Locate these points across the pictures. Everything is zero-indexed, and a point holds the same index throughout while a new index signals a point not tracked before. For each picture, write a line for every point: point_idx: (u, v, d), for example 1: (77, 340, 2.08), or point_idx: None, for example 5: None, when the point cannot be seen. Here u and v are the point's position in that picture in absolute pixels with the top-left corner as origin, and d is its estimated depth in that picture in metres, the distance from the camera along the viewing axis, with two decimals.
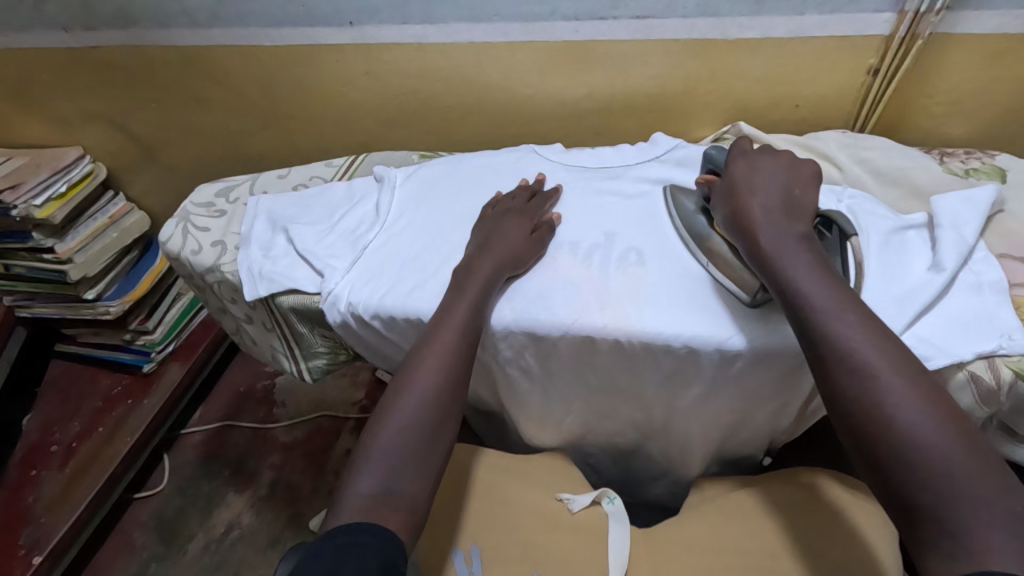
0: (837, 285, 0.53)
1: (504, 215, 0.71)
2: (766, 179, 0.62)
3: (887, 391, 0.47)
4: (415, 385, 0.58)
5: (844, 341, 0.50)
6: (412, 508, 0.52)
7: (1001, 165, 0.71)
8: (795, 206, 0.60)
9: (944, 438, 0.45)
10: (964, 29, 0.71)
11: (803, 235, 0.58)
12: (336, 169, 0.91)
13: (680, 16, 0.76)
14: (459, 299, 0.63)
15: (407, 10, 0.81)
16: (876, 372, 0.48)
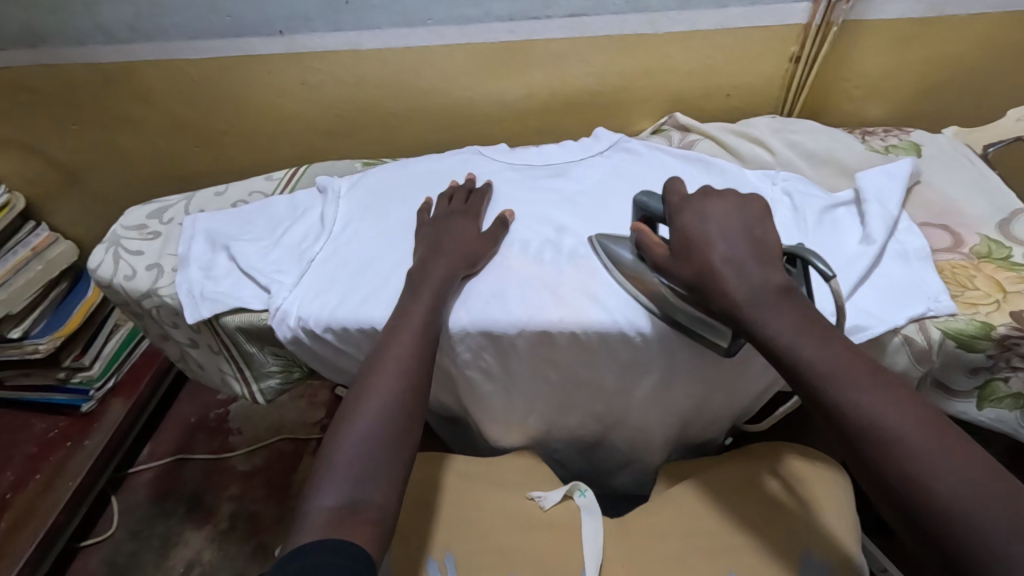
0: (849, 351, 0.48)
1: (451, 216, 0.71)
2: (722, 224, 0.55)
3: (921, 462, 0.42)
4: (374, 392, 0.57)
5: (869, 418, 0.45)
6: (379, 517, 0.51)
7: (916, 141, 0.75)
8: (762, 246, 0.55)
9: (1002, 517, 0.39)
10: (873, 15, 0.75)
11: (790, 296, 0.51)
12: (277, 183, 0.89)
13: (612, 13, 0.77)
14: (412, 300, 0.62)
15: (339, 16, 0.80)
16: (905, 442, 0.43)
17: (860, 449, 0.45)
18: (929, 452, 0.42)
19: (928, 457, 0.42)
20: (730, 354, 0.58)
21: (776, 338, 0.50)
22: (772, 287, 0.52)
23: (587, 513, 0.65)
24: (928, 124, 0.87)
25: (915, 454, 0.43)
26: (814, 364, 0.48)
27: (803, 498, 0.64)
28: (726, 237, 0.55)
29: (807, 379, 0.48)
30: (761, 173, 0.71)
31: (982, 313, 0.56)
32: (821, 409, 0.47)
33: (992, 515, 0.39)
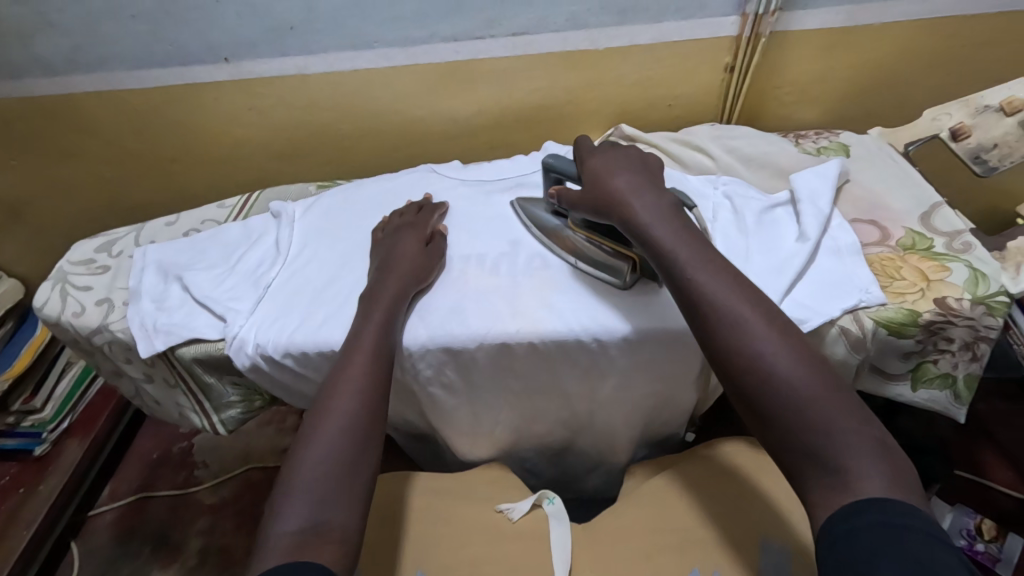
0: (722, 262, 0.56)
1: (403, 232, 0.72)
2: (626, 167, 0.63)
3: (764, 346, 0.50)
4: (333, 412, 0.57)
5: (725, 310, 0.52)
6: (343, 536, 0.51)
7: (845, 142, 0.80)
8: (659, 181, 0.63)
9: (817, 393, 0.48)
10: (797, 26, 0.80)
11: (677, 212, 0.60)
12: (230, 210, 0.88)
13: (553, 31, 0.80)
14: (368, 318, 0.63)
15: (284, 42, 0.80)
16: (753, 331, 0.51)
17: (717, 337, 0.52)
18: (768, 342, 0.50)
19: (759, 336, 0.51)
20: (626, 287, 0.65)
21: (664, 249, 0.57)
22: (665, 212, 0.59)
23: (555, 519, 0.67)
24: (858, 124, 0.92)
25: (759, 342, 0.50)
26: (687, 266, 0.55)
27: (760, 488, 0.66)
28: (628, 173, 0.63)
29: (681, 279, 0.55)
30: (703, 178, 0.74)
31: (909, 302, 0.60)
32: (687, 303, 0.55)
33: (806, 391, 0.48)
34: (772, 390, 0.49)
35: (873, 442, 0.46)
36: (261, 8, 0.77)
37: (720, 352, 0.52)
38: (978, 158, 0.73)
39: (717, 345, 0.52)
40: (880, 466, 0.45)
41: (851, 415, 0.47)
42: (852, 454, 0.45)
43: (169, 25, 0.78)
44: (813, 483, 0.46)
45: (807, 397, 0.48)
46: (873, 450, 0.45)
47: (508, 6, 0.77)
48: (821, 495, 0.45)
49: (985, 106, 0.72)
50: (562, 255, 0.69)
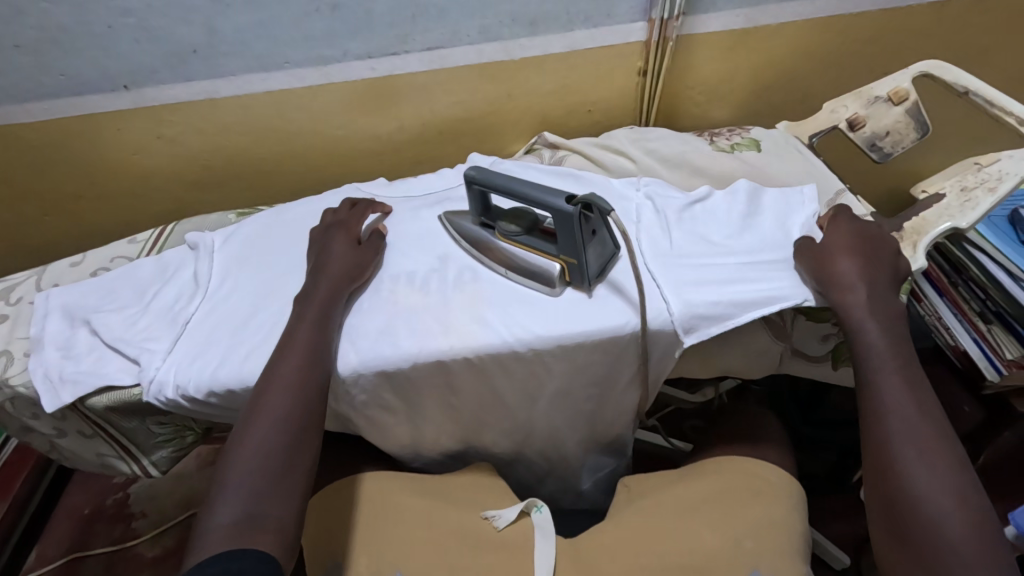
0: (918, 383, 0.56)
1: (334, 231, 0.73)
2: (855, 248, 0.62)
3: (935, 482, 0.51)
4: (270, 401, 0.58)
5: (904, 429, 0.54)
6: (280, 526, 0.53)
7: (754, 137, 0.83)
8: (885, 282, 0.61)
9: (979, 551, 0.48)
10: (702, 29, 0.83)
11: (885, 316, 0.59)
12: (142, 245, 0.83)
13: (467, 44, 0.80)
14: (302, 314, 0.64)
15: (188, 66, 0.77)
16: (930, 463, 0.52)
17: (889, 452, 0.54)
18: (944, 478, 0.51)
19: (937, 466, 0.52)
20: (557, 294, 0.66)
21: (866, 352, 0.58)
22: (885, 318, 0.59)
23: (541, 530, 0.63)
24: (768, 120, 0.96)
25: (930, 472, 0.52)
26: (876, 373, 0.57)
27: (747, 516, 0.63)
28: (865, 264, 0.61)
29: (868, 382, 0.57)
30: (625, 181, 0.76)
31: None
32: (870, 407, 0.56)
33: (969, 544, 0.49)
34: (930, 520, 0.50)
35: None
36: (159, 32, 0.73)
37: (887, 468, 0.54)
38: (874, 145, 0.77)
39: (889, 458, 0.54)
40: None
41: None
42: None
43: (57, 54, 0.74)
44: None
45: (966, 546, 0.48)
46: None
47: (420, 21, 0.77)
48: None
49: (875, 97, 0.77)
50: (492, 266, 0.69)
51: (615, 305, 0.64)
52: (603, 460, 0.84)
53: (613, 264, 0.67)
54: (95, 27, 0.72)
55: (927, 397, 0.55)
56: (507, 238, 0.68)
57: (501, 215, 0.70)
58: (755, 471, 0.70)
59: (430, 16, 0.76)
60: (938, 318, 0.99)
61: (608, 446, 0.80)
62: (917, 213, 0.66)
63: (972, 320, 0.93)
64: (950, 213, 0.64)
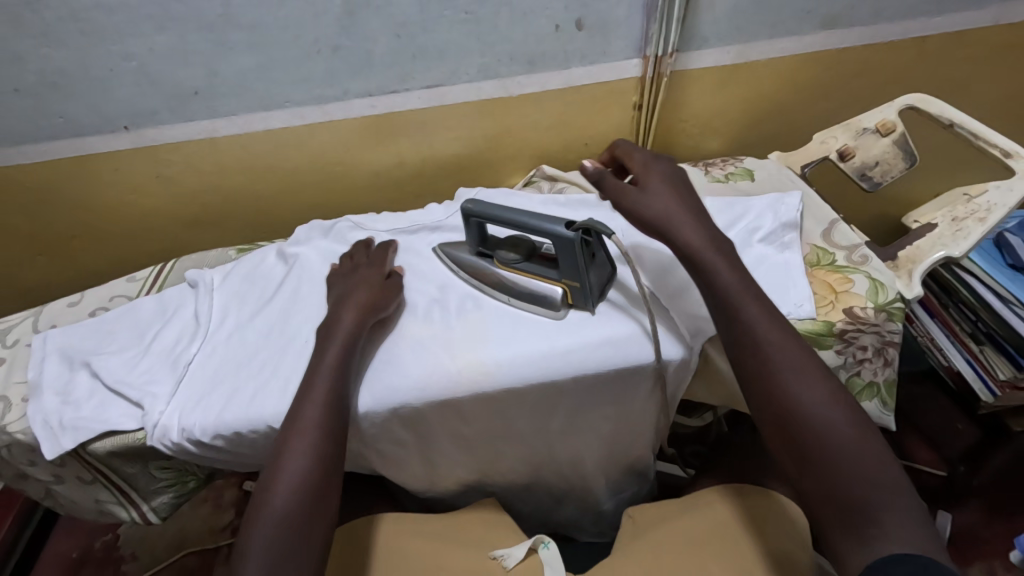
0: (768, 304, 0.56)
1: (357, 271, 0.71)
2: (660, 194, 0.61)
3: (808, 395, 0.50)
4: (290, 461, 0.54)
5: (770, 349, 0.53)
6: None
7: (748, 167, 0.85)
8: (707, 218, 0.62)
9: (863, 453, 0.47)
10: (693, 65, 0.85)
11: (719, 237, 0.60)
12: (141, 283, 0.82)
13: (466, 82, 0.82)
14: (318, 371, 0.60)
15: (189, 107, 0.78)
16: (806, 374, 0.51)
17: (765, 371, 0.52)
18: (815, 382, 0.51)
19: (808, 383, 0.51)
20: (561, 317, 0.66)
21: (725, 292, 0.56)
22: (721, 250, 0.59)
23: (549, 567, 0.62)
24: (757, 150, 0.99)
25: (806, 384, 0.51)
26: (740, 306, 0.55)
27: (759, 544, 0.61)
28: (666, 212, 0.60)
29: (728, 315, 0.55)
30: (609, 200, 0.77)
31: (822, 314, 0.64)
32: (733, 335, 0.55)
33: (855, 447, 0.48)
34: (817, 434, 0.49)
35: (914, 512, 0.45)
36: (160, 76, 0.74)
37: (763, 385, 0.52)
38: (864, 175, 0.79)
39: (767, 379, 0.52)
40: (913, 527, 0.44)
41: (886, 472, 0.47)
42: (883, 509, 0.45)
43: (57, 98, 0.74)
44: (842, 531, 0.46)
45: (850, 449, 0.48)
46: (904, 506, 0.45)
47: (419, 61, 0.78)
48: (849, 542, 0.45)
49: (863, 129, 0.80)
50: (495, 296, 0.70)
51: (622, 323, 0.65)
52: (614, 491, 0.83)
53: (612, 286, 0.68)
54: (95, 71, 0.72)
55: (780, 318, 0.56)
56: (506, 266, 0.69)
57: (499, 245, 0.71)
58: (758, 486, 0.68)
59: (429, 56, 0.78)
60: (931, 338, 1.01)
61: (614, 476, 0.79)
62: (912, 242, 0.69)
63: (964, 340, 0.95)
64: (943, 242, 0.66)
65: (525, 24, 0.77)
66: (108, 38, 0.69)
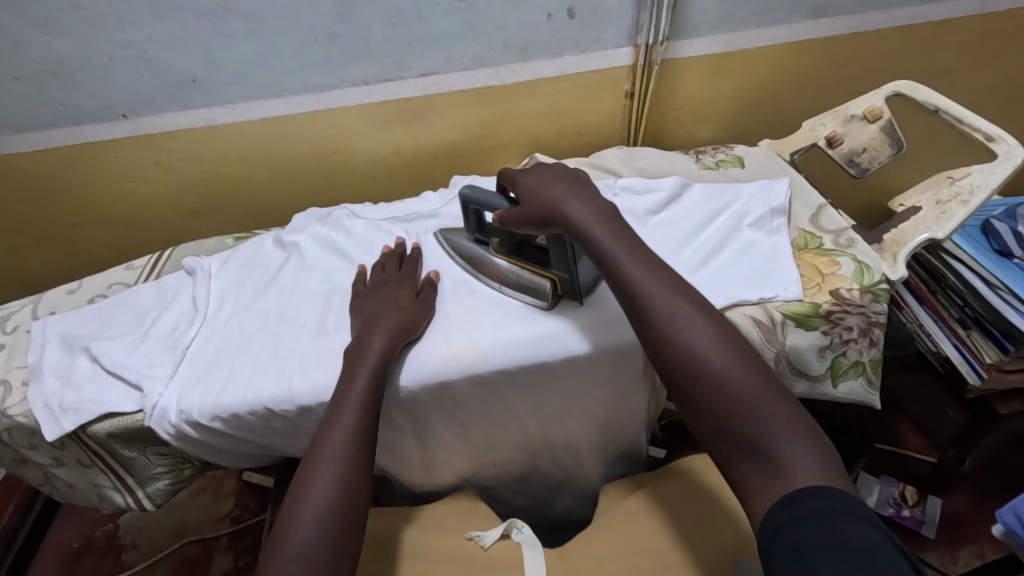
0: (652, 259, 0.56)
1: (384, 287, 0.69)
2: (549, 180, 0.63)
3: (697, 339, 0.51)
4: (314, 495, 0.52)
5: (655, 301, 0.53)
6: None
7: (738, 154, 0.86)
8: (589, 190, 0.62)
9: (753, 388, 0.48)
10: (685, 54, 0.86)
11: (600, 205, 0.61)
12: (140, 271, 0.83)
13: (460, 70, 0.83)
14: (345, 394, 0.58)
15: (187, 96, 0.78)
16: (687, 322, 0.52)
17: (652, 327, 0.53)
18: (699, 325, 0.52)
19: (693, 329, 0.51)
20: (549, 307, 0.67)
21: (607, 253, 0.57)
22: (604, 214, 0.60)
23: (526, 548, 0.63)
24: (748, 138, 1.00)
25: (691, 332, 0.51)
26: (623, 269, 0.55)
27: (719, 509, 0.63)
28: (552, 194, 0.61)
29: (614, 275, 0.56)
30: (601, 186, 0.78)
31: (808, 296, 0.65)
32: (622, 296, 0.55)
33: (742, 385, 0.48)
34: (710, 376, 0.49)
35: (810, 438, 0.45)
36: (158, 64, 0.75)
37: (652, 340, 0.53)
38: (852, 161, 0.80)
39: (653, 336, 0.52)
40: (811, 454, 0.44)
41: (775, 400, 0.47)
42: (778, 438, 0.45)
43: (55, 87, 0.75)
44: (746, 471, 0.46)
45: (738, 389, 0.48)
46: (798, 431, 0.45)
47: (414, 49, 0.79)
48: (753, 480, 0.45)
49: (852, 116, 0.81)
50: (488, 281, 0.71)
51: (614, 307, 0.66)
52: (608, 474, 0.84)
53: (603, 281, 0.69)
54: (93, 59, 0.73)
55: (664, 269, 0.56)
56: (500, 254, 0.70)
57: (493, 231, 0.72)
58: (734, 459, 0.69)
59: (423, 45, 0.79)
60: (920, 325, 1.02)
61: (608, 459, 0.81)
62: (897, 225, 0.70)
63: (952, 326, 0.96)
64: (927, 224, 0.67)
65: (518, 12, 0.78)
66: (106, 26, 0.70)
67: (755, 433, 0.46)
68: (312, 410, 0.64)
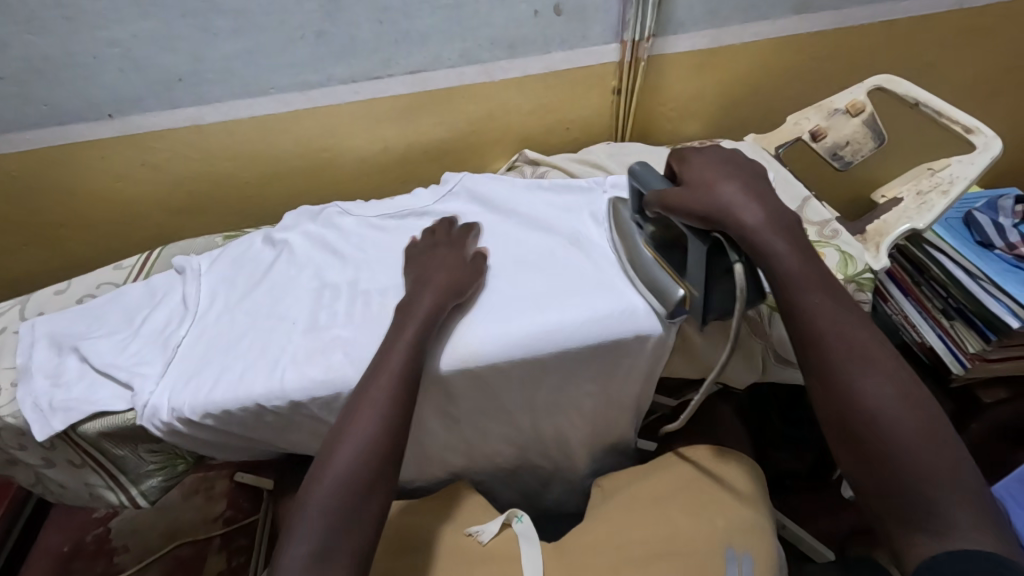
0: (826, 281, 0.54)
1: (433, 251, 0.73)
2: (721, 177, 0.59)
3: (869, 381, 0.49)
4: (348, 448, 0.56)
5: (833, 333, 0.51)
6: (359, 553, 0.53)
7: (724, 149, 0.87)
8: (769, 196, 0.58)
9: (929, 449, 0.45)
10: (671, 50, 0.87)
11: (770, 209, 0.57)
12: (128, 271, 0.83)
13: (448, 67, 0.83)
14: (386, 361, 0.60)
15: (174, 94, 0.78)
16: (871, 365, 0.49)
17: (824, 360, 0.51)
18: (883, 367, 0.49)
19: (871, 371, 0.49)
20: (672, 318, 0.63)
21: (784, 272, 0.54)
22: (783, 226, 0.56)
23: (524, 539, 0.64)
24: (734, 133, 1.01)
25: (867, 373, 0.49)
26: (803, 291, 0.53)
27: (711, 497, 0.65)
28: (734, 190, 0.58)
29: (782, 296, 0.54)
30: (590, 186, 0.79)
31: None
32: (793, 321, 0.53)
33: (920, 440, 0.46)
34: (879, 423, 0.47)
35: (979, 503, 0.44)
36: (144, 62, 0.75)
37: (822, 367, 0.51)
38: (836, 154, 0.82)
39: (831, 370, 0.50)
40: (982, 521, 0.43)
41: (955, 467, 0.45)
42: (947, 505, 0.44)
43: (41, 86, 0.74)
44: (902, 526, 0.45)
45: (914, 441, 0.46)
46: (972, 506, 0.44)
47: (402, 46, 0.79)
48: (913, 537, 0.44)
49: (835, 110, 0.82)
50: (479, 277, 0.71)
51: (603, 299, 0.66)
52: (600, 467, 0.85)
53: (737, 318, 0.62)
54: (79, 58, 0.73)
55: (852, 304, 0.53)
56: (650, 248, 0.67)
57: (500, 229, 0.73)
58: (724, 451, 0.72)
59: (411, 42, 0.79)
60: (905, 316, 1.04)
61: (599, 451, 0.81)
62: (879, 216, 0.71)
63: (936, 316, 0.98)
64: (909, 215, 0.68)
65: (505, 9, 0.78)
66: (92, 25, 0.70)
67: (917, 492, 0.45)
68: (304, 406, 0.64)
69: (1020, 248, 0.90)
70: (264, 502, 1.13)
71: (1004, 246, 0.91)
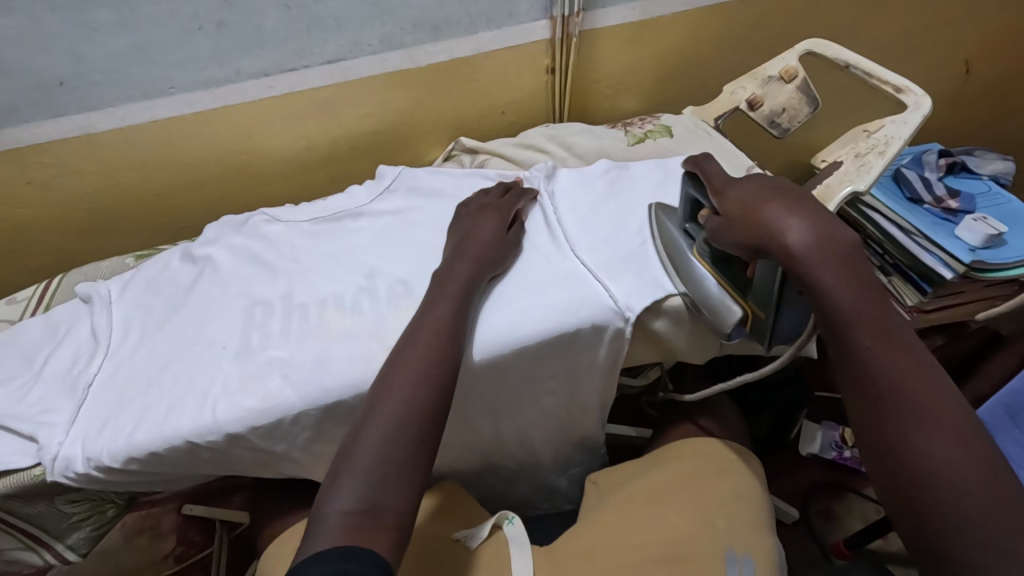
0: (885, 314, 0.44)
1: (479, 212, 0.69)
2: (779, 210, 0.49)
3: (918, 423, 0.41)
4: (396, 398, 0.51)
5: (881, 370, 0.43)
6: (401, 522, 0.46)
7: (666, 123, 0.85)
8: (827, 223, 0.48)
9: (981, 497, 0.38)
10: (601, 24, 0.84)
11: (832, 237, 0.47)
12: (22, 305, 0.75)
13: (369, 54, 0.77)
14: (432, 315, 0.57)
15: (56, 101, 0.69)
16: (919, 413, 0.41)
17: (873, 400, 0.43)
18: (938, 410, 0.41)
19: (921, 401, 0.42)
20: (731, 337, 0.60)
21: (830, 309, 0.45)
22: (829, 246, 0.46)
23: (515, 543, 0.59)
24: (672, 108, 1.00)
25: (925, 426, 0.41)
26: (852, 332, 0.44)
27: (711, 485, 0.64)
28: (791, 226, 0.48)
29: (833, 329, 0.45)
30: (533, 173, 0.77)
31: None
32: (840, 355, 0.45)
33: (971, 495, 0.38)
34: (917, 470, 0.40)
35: None
36: (14, 65, 0.65)
37: (848, 355, 0.45)
38: (773, 122, 0.81)
39: (877, 413, 0.43)
40: None
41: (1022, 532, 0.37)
42: None
43: None
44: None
45: (965, 496, 0.38)
46: None
47: (315, 34, 0.73)
48: None
49: (769, 78, 0.82)
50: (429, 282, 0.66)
51: (563, 290, 0.63)
52: (568, 459, 0.82)
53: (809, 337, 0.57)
54: None
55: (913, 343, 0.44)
56: (703, 258, 0.61)
57: (460, 224, 0.69)
58: (705, 443, 0.72)
59: (326, 28, 0.73)
60: None
61: (566, 444, 0.79)
62: (821, 181, 0.67)
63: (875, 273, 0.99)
64: (849, 178, 0.66)
65: None
66: None
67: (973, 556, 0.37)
68: (242, 437, 0.58)
69: (947, 201, 0.93)
70: (218, 534, 1.02)
71: (933, 200, 0.94)
